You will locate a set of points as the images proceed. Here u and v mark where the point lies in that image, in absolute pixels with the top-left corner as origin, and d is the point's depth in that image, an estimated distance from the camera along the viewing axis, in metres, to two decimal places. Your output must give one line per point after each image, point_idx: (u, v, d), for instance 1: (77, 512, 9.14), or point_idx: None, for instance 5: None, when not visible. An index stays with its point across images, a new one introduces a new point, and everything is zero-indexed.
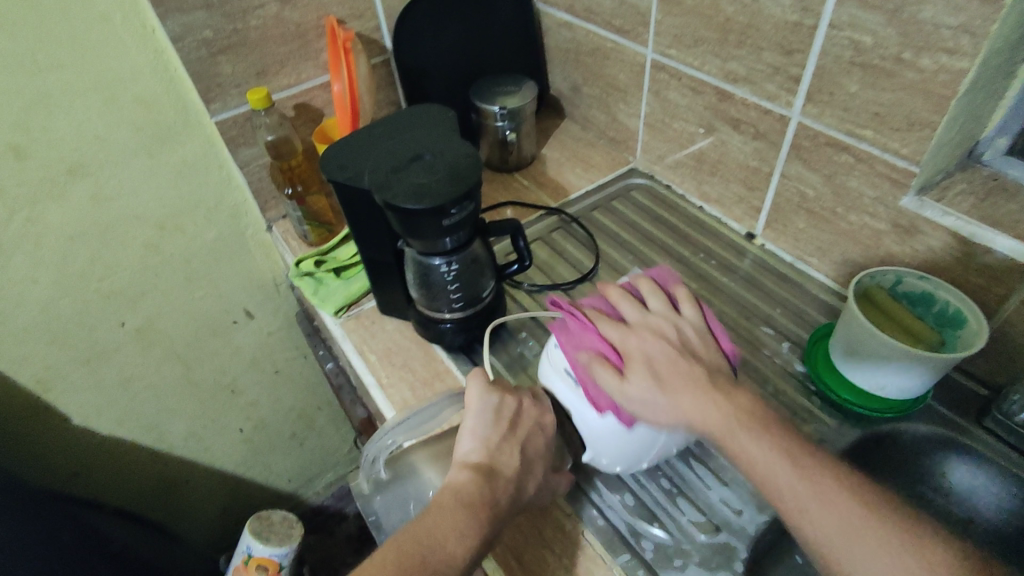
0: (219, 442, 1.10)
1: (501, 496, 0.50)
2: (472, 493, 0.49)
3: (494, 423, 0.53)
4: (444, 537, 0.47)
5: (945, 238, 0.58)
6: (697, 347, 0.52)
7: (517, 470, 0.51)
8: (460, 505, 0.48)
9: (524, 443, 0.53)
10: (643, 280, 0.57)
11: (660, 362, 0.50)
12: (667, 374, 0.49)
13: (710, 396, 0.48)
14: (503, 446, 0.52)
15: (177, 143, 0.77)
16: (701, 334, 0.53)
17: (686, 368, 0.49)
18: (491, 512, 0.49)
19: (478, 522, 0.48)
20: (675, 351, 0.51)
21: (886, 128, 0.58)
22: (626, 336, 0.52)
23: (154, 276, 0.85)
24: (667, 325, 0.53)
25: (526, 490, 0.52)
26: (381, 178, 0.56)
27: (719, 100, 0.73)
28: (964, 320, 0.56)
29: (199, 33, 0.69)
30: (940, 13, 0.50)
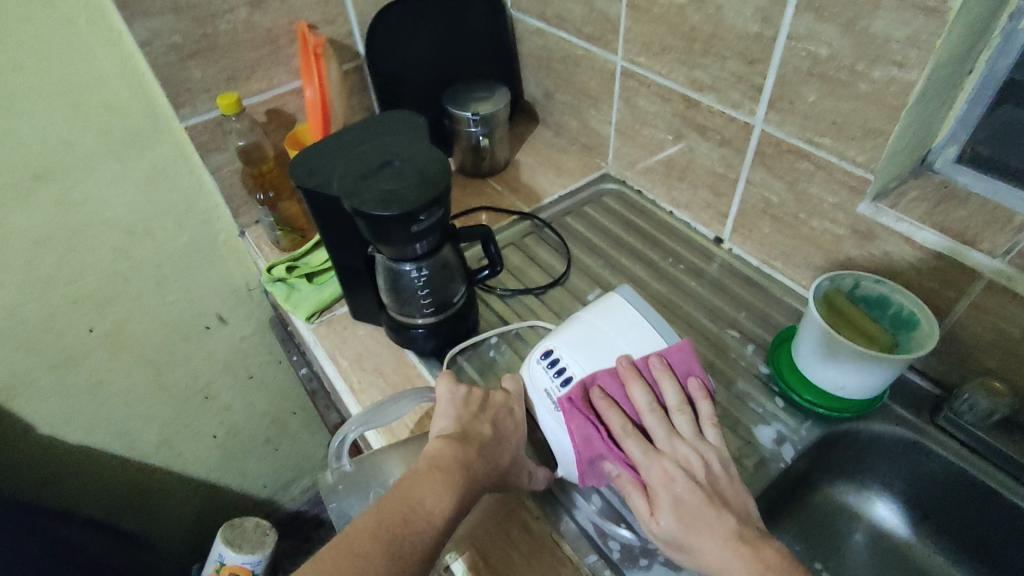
0: (192, 448, 1.09)
1: (476, 460, 0.50)
2: (448, 457, 0.49)
3: (464, 404, 0.54)
4: (422, 494, 0.47)
5: (900, 244, 0.60)
6: (726, 484, 0.50)
7: (490, 439, 0.52)
8: (435, 467, 0.49)
9: (495, 418, 0.54)
10: (670, 386, 0.53)
11: (689, 507, 0.48)
12: (696, 521, 0.48)
13: (742, 554, 0.46)
14: (474, 420, 0.53)
15: (145, 148, 0.76)
16: (724, 463, 0.51)
17: (713, 514, 0.48)
18: (467, 472, 0.49)
19: (454, 480, 0.48)
20: (704, 493, 0.49)
21: (844, 136, 0.60)
22: (655, 471, 0.50)
23: (123, 282, 0.84)
24: (691, 453, 0.51)
25: (500, 456, 0.52)
26: (350, 184, 0.56)
27: (686, 108, 0.75)
28: (917, 323, 0.58)
29: (167, 37, 0.69)
30: (891, 26, 0.52)
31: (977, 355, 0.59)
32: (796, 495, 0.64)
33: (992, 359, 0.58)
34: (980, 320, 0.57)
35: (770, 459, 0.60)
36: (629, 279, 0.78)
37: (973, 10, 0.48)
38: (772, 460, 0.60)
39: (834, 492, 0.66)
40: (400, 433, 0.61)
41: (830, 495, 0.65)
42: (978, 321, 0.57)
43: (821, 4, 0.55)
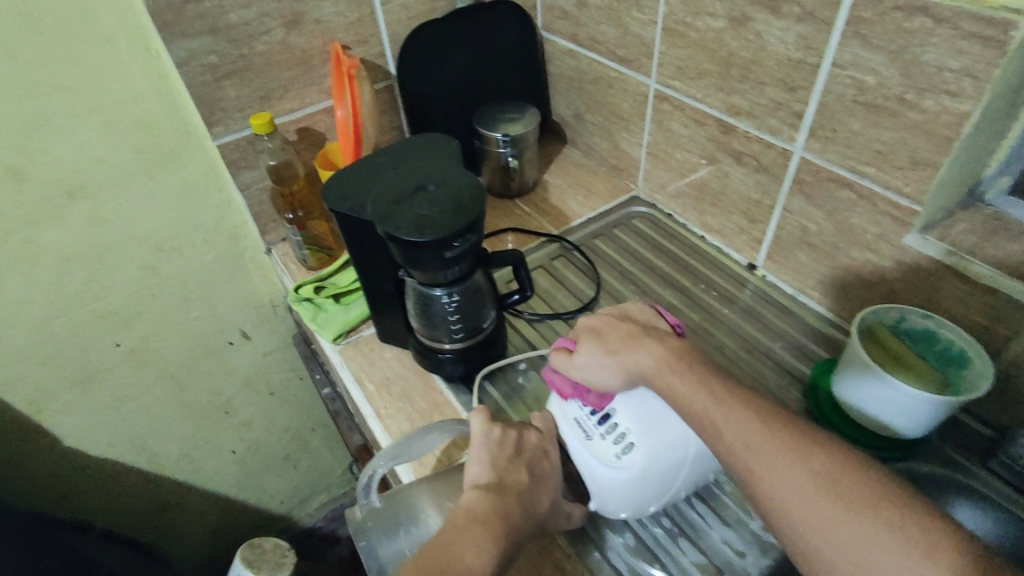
0: (212, 463, 1.09)
1: (515, 511, 0.49)
2: (486, 509, 0.48)
3: (499, 448, 0.53)
4: (463, 549, 0.45)
5: (949, 278, 0.58)
6: (637, 315, 0.57)
7: (527, 486, 0.51)
8: (474, 521, 0.47)
9: (531, 462, 0.53)
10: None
11: (602, 330, 0.55)
12: (609, 337, 0.54)
13: (648, 349, 0.51)
14: (511, 466, 0.52)
15: (177, 166, 0.76)
16: (643, 308, 0.58)
17: (624, 329, 0.54)
18: (506, 525, 0.47)
19: (495, 534, 0.46)
20: (616, 320, 0.56)
21: (889, 167, 0.58)
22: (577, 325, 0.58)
23: (150, 298, 0.84)
24: (611, 308, 0.59)
25: (537, 504, 0.50)
26: (384, 209, 0.55)
27: (721, 132, 0.74)
28: (967, 361, 0.55)
29: (204, 58, 0.69)
30: (945, 56, 0.50)
31: None
32: None
33: None
34: None
35: None
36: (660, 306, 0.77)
37: None
38: None
39: None
40: (428, 464, 0.60)
41: None
42: None
43: (868, 31, 0.54)
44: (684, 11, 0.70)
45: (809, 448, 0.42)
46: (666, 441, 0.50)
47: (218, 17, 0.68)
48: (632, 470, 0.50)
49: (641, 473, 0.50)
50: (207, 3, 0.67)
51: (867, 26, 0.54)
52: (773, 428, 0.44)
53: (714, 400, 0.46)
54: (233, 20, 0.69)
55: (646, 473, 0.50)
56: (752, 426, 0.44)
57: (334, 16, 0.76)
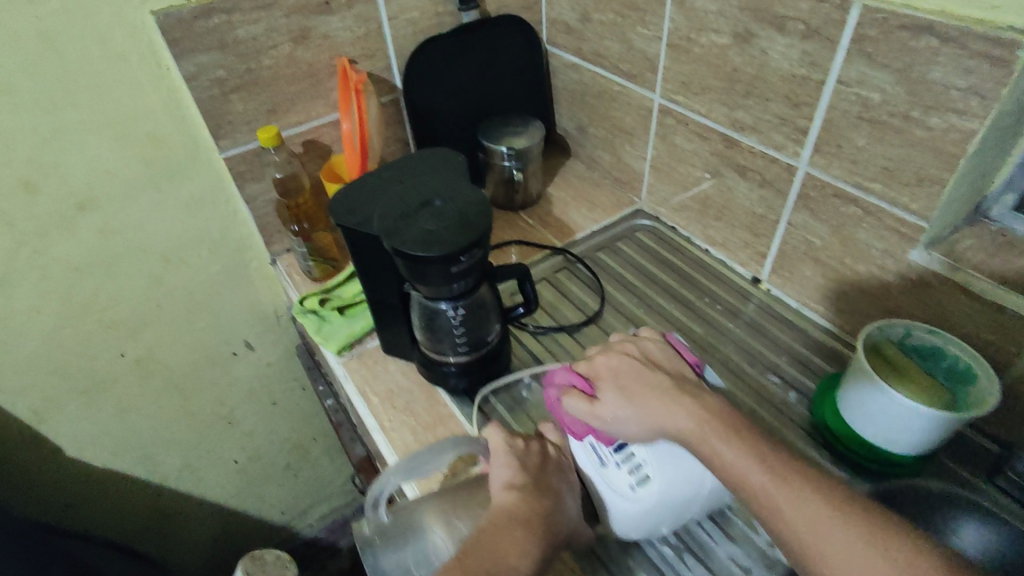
0: (214, 473, 1.08)
1: (552, 513, 0.50)
2: (525, 510, 0.49)
3: (528, 455, 0.54)
4: (509, 550, 0.46)
5: (955, 294, 0.58)
6: (659, 358, 0.56)
7: (558, 491, 0.52)
8: (515, 523, 0.48)
9: (559, 469, 0.54)
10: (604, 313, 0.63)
11: (626, 377, 0.53)
12: (637, 387, 0.52)
13: (677, 399, 0.50)
14: (542, 469, 0.53)
15: (186, 178, 0.77)
16: (664, 348, 0.57)
17: (648, 376, 0.53)
18: (546, 526, 0.49)
19: (537, 535, 0.48)
20: (640, 366, 0.54)
21: (895, 183, 0.58)
22: (596, 363, 0.56)
23: (157, 308, 0.84)
24: (629, 345, 0.57)
25: (569, 508, 0.52)
26: (391, 223, 0.55)
27: (726, 147, 0.74)
28: (975, 377, 0.55)
29: (212, 72, 0.70)
30: (950, 74, 0.50)
31: None
32: None
33: None
34: None
35: None
36: (664, 319, 0.77)
37: None
38: None
39: None
40: (435, 479, 0.59)
41: None
42: None
43: (874, 49, 0.54)
44: (689, 28, 0.71)
45: (803, 483, 0.44)
46: (678, 478, 0.50)
47: (227, 32, 0.69)
48: (646, 502, 0.49)
49: (655, 504, 0.49)
50: (216, 18, 0.67)
51: (872, 44, 0.54)
52: (774, 466, 0.45)
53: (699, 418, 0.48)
54: (242, 35, 0.70)
55: (661, 503, 0.50)
56: (756, 462, 0.45)
57: (341, 31, 0.76)
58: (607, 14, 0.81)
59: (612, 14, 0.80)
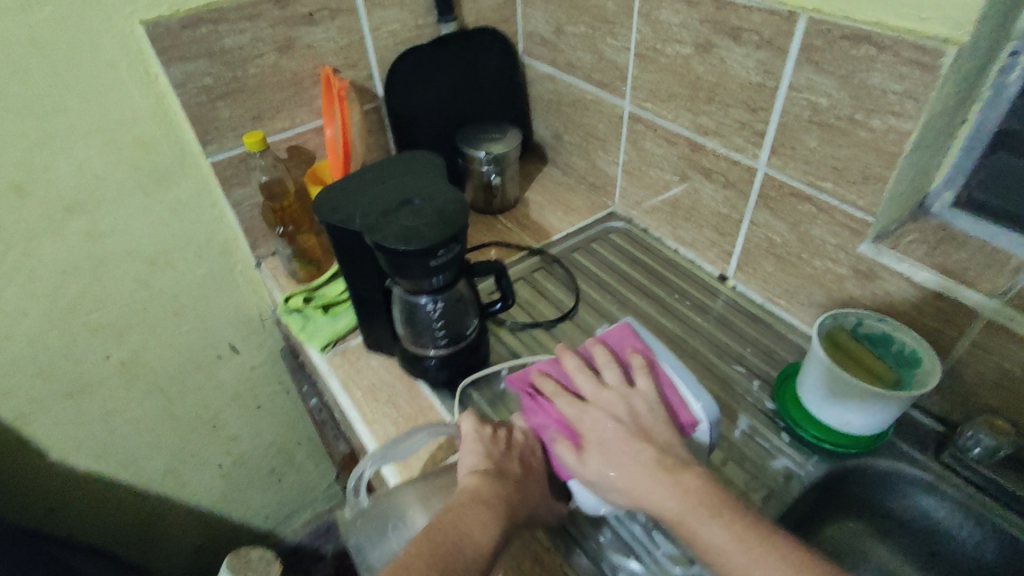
0: (198, 477, 1.09)
1: (513, 495, 0.51)
2: (489, 491, 0.50)
3: (492, 443, 0.55)
4: (470, 526, 0.47)
5: (900, 284, 0.62)
6: (651, 422, 0.53)
7: (522, 476, 0.53)
8: (479, 503, 0.49)
9: (522, 455, 0.55)
10: (599, 349, 0.59)
11: (613, 443, 0.51)
12: (618, 453, 0.51)
13: (661, 478, 0.48)
14: (506, 456, 0.54)
15: (173, 182, 0.79)
16: (654, 406, 0.54)
17: (636, 447, 0.51)
18: (507, 506, 0.50)
19: (498, 514, 0.49)
20: (628, 432, 0.52)
21: (844, 181, 0.62)
22: (583, 417, 0.54)
23: (142, 311, 0.86)
24: (620, 401, 0.54)
25: (531, 492, 0.53)
26: (373, 220, 0.58)
27: (692, 151, 0.78)
28: (920, 360, 0.60)
29: (200, 79, 0.73)
30: (887, 80, 0.55)
31: (980, 394, 0.60)
32: (802, 535, 0.64)
33: (994, 398, 0.59)
34: (980, 359, 0.58)
35: (777, 493, 0.61)
36: (637, 315, 0.80)
37: (964, 67, 0.52)
38: (780, 494, 0.61)
39: (840, 526, 0.66)
40: (415, 465, 0.62)
41: (837, 528, 0.66)
42: (979, 361, 0.59)
43: (820, 58, 0.59)
44: (655, 39, 0.75)
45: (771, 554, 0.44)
46: None
47: (215, 42, 0.72)
48: None
49: None
50: (204, 29, 0.70)
51: (819, 53, 0.59)
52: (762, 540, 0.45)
53: (658, 478, 0.48)
54: (229, 45, 0.73)
55: None
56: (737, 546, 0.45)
57: (325, 42, 0.80)
58: (579, 26, 0.85)
59: (584, 26, 0.85)
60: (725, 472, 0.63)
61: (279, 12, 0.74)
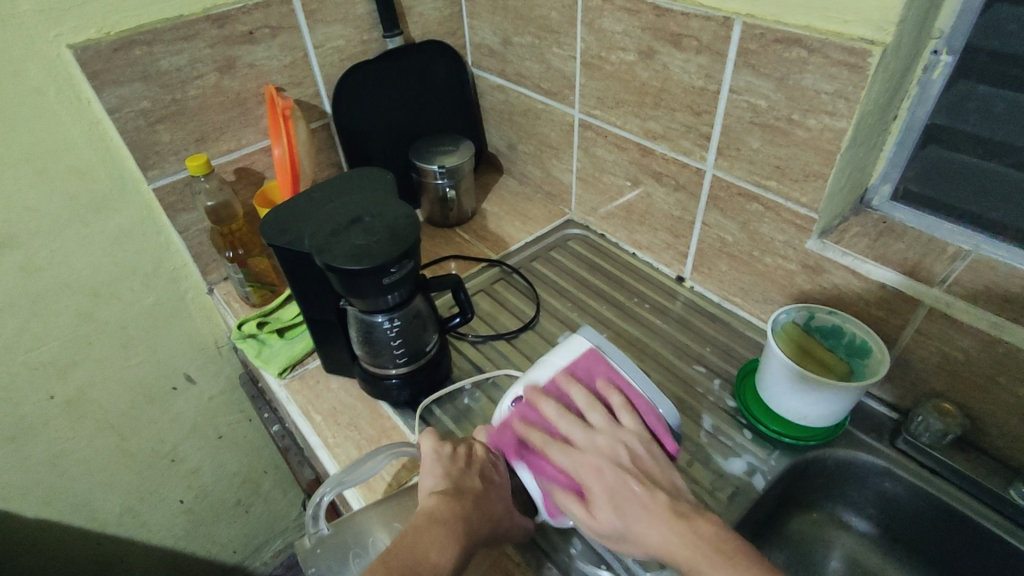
0: (158, 515, 1.05)
1: (472, 514, 0.49)
2: (445, 511, 0.49)
3: (451, 461, 0.53)
4: (428, 548, 0.45)
5: (847, 277, 0.64)
6: (653, 467, 0.51)
7: (481, 494, 0.52)
8: (435, 522, 0.48)
9: (483, 472, 0.54)
10: (575, 388, 0.55)
11: (620, 494, 0.49)
12: (629, 505, 0.48)
13: (672, 522, 0.46)
14: (465, 475, 0.52)
15: (113, 211, 0.76)
16: (648, 447, 0.52)
17: (644, 493, 0.48)
18: (466, 527, 0.48)
19: (456, 535, 0.47)
20: (631, 479, 0.49)
21: (787, 179, 0.64)
22: (581, 466, 0.51)
23: (86, 345, 0.82)
24: (614, 445, 0.51)
25: (493, 507, 0.52)
26: (321, 240, 0.57)
27: (642, 156, 0.79)
28: (869, 350, 0.61)
29: (136, 103, 0.70)
30: (819, 80, 0.56)
31: (927, 378, 0.62)
32: (768, 527, 0.65)
33: (941, 382, 0.61)
34: (925, 345, 0.60)
35: (742, 491, 0.62)
36: (598, 320, 0.80)
37: (890, 65, 0.53)
38: (745, 491, 0.62)
39: (806, 518, 0.67)
40: (379, 488, 0.60)
41: (802, 520, 0.67)
42: (924, 347, 0.60)
43: (756, 61, 0.60)
44: (599, 47, 0.76)
45: None
46: None
47: (150, 64, 0.69)
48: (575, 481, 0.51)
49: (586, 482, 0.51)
50: (137, 51, 0.68)
51: (754, 56, 0.60)
52: None
53: (676, 532, 0.46)
54: (165, 66, 0.71)
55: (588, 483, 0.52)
56: None
57: (267, 60, 0.78)
58: (525, 37, 0.86)
59: (530, 37, 0.85)
60: (691, 473, 0.63)
61: (216, 32, 0.72)
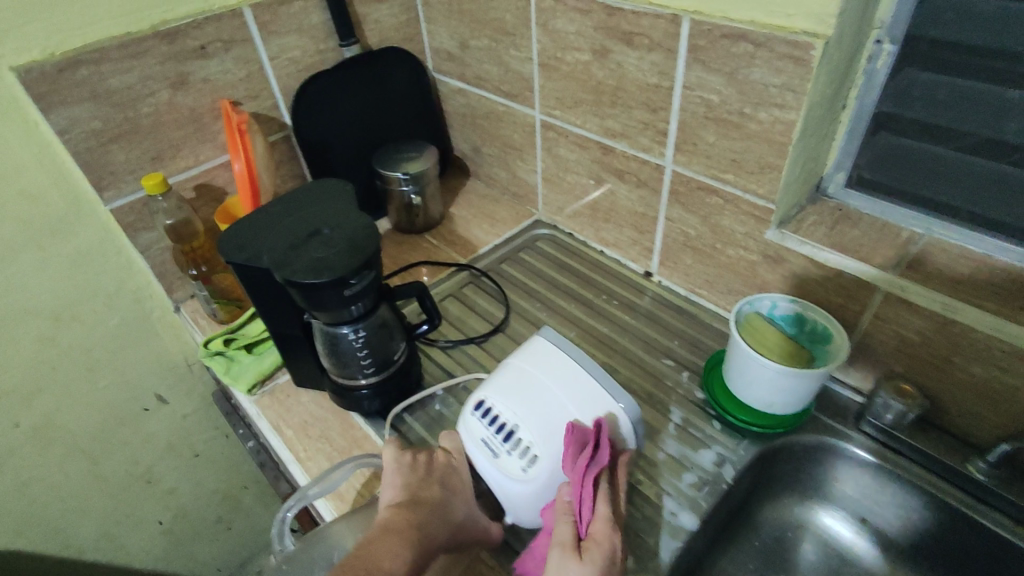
0: (136, 538, 1.03)
1: (427, 522, 0.50)
2: (400, 521, 0.49)
3: (410, 471, 0.53)
4: (382, 555, 0.45)
5: (805, 265, 0.65)
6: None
7: (440, 500, 0.52)
8: (389, 533, 0.48)
9: (444, 480, 0.53)
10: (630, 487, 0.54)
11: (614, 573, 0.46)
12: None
13: None
14: (423, 483, 0.52)
15: (70, 234, 0.75)
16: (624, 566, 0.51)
17: None
18: (420, 535, 0.48)
19: (411, 542, 0.47)
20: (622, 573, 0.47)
21: (743, 172, 0.65)
22: (611, 527, 0.47)
23: (50, 371, 0.81)
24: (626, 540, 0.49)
25: (452, 513, 0.52)
26: (280, 255, 0.57)
27: (603, 154, 0.79)
28: (831, 336, 0.62)
29: (87, 124, 0.69)
30: (767, 74, 0.57)
31: (887, 361, 0.63)
32: (739, 514, 0.66)
33: (899, 363, 0.62)
34: (883, 329, 0.61)
35: (712, 481, 0.62)
36: (567, 320, 0.81)
37: (834, 57, 0.54)
38: (715, 482, 0.62)
39: (779, 505, 0.68)
40: (349, 498, 0.60)
41: (775, 507, 0.68)
42: (882, 331, 0.62)
43: (706, 57, 0.61)
44: (555, 48, 0.76)
45: None
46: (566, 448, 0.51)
47: (99, 84, 0.68)
48: (540, 481, 0.51)
49: (548, 480, 0.51)
50: (84, 71, 0.67)
51: (704, 52, 0.61)
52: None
53: None
54: (115, 85, 0.69)
55: (552, 481, 0.51)
56: None
57: (221, 75, 0.77)
58: (482, 40, 0.86)
59: (487, 40, 0.85)
60: (662, 467, 0.64)
61: (167, 48, 0.71)
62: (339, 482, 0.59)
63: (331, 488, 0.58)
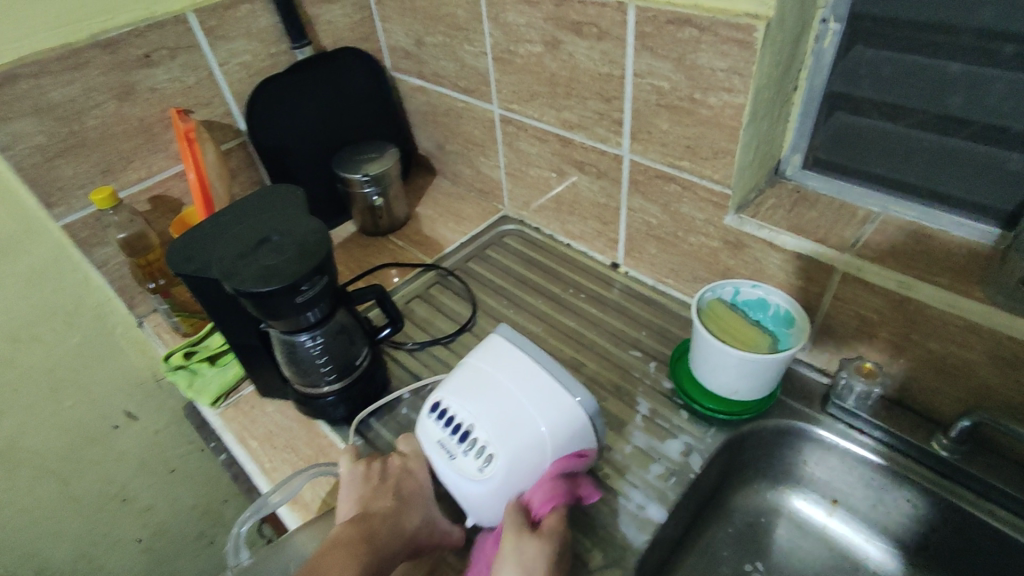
0: (115, 558, 1.02)
1: (380, 528, 0.49)
2: (352, 531, 0.49)
3: (364, 481, 0.54)
4: (335, 563, 0.45)
5: (765, 249, 0.64)
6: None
7: (393, 506, 0.51)
8: (340, 544, 0.47)
9: (397, 485, 0.53)
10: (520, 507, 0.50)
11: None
12: None
13: None
14: (376, 491, 0.53)
15: (22, 252, 0.73)
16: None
17: None
18: (373, 542, 0.48)
19: (364, 549, 0.47)
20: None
21: (698, 158, 0.64)
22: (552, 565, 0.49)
23: (12, 394, 0.79)
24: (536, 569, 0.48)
25: (408, 517, 0.51)
26: (228, 265, 0.55)
27: (562, 146, 0.79)
28: (793, 319, 0.61)
29: (30, 139, 0.67)
30: (713, 58, 0.57)
31: (850, 342, 0.63)
32: (710, 503, 0.66)
33: (860, 343, 0.62)
34: (844, 310, 0.61)
35: (680, 471, 0.62)
36: (534, 316, 0.80)
37: (778, 37, 0.54)
38: (682, 472, 0.62)
39: (750, 490, 0.68)
40: (313, 507, 0.60)
41: (746, 493, 0.68)
42: (843, 312, 0.61)
43: (653, 44, 0.60)
44: (507, 41, 0.75)
45: None
46: (522, 446, 0.50)
47: (40, 98, 0.66)
48: (496, 480, 0.50)
49: (504, 479, 0.50)
50: (23, 85, 0.65)
51: (651, 39, 0.60)
52: None
53: None
54: (58, 99, 0.68)
55: (509, 480, 0.50)
56: None
57: (168, 83, 0.76)
58: (436, 36, 0.85)
59: (441, 36, 0.84)
60: (629, 459, 0.63)
61: (109, 58, 0.70)
62: (295, 492, 0.60)
63: (286, 499, 0.59)
